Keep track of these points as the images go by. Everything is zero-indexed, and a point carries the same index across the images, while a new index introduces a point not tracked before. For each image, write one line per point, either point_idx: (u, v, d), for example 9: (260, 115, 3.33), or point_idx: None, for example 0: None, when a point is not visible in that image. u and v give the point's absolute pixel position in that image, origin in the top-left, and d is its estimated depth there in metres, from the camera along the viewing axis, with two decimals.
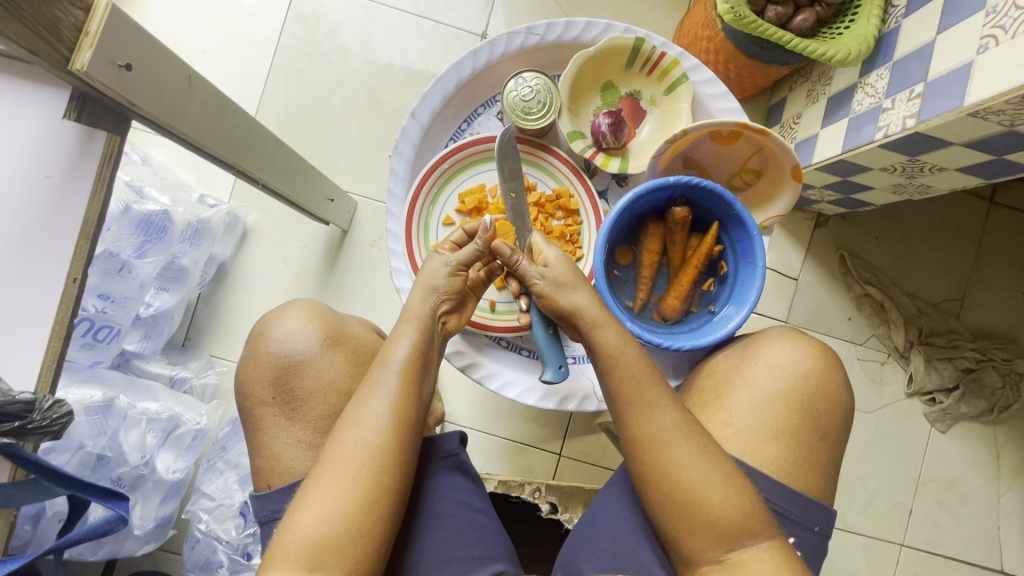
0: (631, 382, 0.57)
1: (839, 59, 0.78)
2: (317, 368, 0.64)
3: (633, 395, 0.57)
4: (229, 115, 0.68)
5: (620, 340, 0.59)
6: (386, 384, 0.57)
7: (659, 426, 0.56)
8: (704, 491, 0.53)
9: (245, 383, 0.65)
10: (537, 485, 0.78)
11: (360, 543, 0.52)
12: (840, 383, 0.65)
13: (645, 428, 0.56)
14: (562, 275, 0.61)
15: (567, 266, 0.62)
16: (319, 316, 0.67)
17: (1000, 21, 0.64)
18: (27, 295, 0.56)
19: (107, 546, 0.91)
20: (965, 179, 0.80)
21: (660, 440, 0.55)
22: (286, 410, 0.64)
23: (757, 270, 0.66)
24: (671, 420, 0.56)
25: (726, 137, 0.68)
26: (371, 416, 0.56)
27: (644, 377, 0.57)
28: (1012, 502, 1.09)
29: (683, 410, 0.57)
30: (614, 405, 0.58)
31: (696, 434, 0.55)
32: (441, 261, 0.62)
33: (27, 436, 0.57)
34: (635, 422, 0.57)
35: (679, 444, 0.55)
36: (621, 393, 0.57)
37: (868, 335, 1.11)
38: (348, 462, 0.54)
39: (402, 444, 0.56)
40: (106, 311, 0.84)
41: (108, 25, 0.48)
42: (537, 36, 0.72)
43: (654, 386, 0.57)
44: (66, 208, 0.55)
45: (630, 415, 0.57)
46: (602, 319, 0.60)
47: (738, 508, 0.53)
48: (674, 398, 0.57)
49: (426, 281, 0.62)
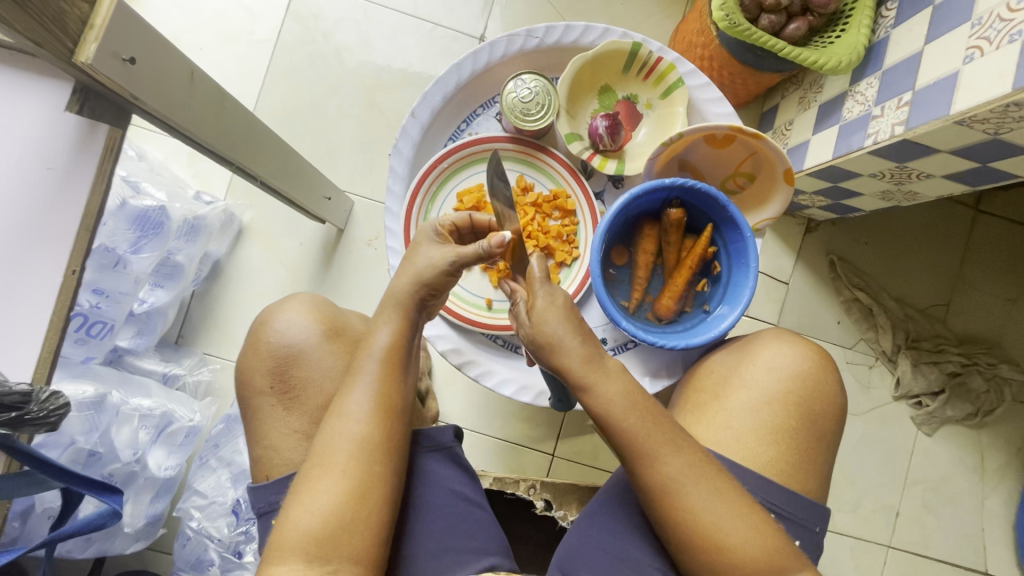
0: (630, 436, 0.55)
1: (830, 67, 0.80)
2: (316, 358, 0.65)
3: (634, 449, 0.55)
4: (229, 112, 0.68)
5: (616, 391, 0.56)
6: (367, 373, 0.57)
7: (666, 477, 0.54)
8: (724, 535, 0.53)
9: (245, 372, 0.65)
10: (532, 481, 0.79)
11: (358, 533, 0.53)
12: (834, 385, 0.66)
13: (653, 480, 0.55)
14: (551, 330, 0.57)
15: (561, 311, 0.57)
16: (318, 309, 0.68)
17: (984, 32, 0.66)
18: (25, 285, 0.56)
19: (96, 543, 0.90)
20: (951, 187, 0.82)
21: (671, 489, 0.54)
22: (283, 400, 0.64)
23: (750, 271, 0.67)
24: (678, 467, 0.54)
25: (720, 141, 0.70)
26: (355, 406, 0.56)
27: (641, 429, 0.55)
28: (996, 504, 1.11)
29: (688, 451, 0.55)
30: (619, 456, 0.57)
31: (704, 475, 0.55)
32: (441, 255, 0.60)
33: (24, 428, 0.58)
34: (641, 473, 0.55)
35: (692, 488, 0.54)
36: (631, 444, 0.55)
37: (857, 339, 1.13)
38: (335, 453, 0.54)
39: (387, 434, 0.56)
40: (100, 306, 0.84)
41: (113, 19, 0.49)
42: (537, 39, 0.73)
43: (660, 429, 0.55)
44: (67, 199, 0.55)
45: (635, 466, 0.56)
46: (592, 377, 0.57)
47: (761, 545, 0.54)
48: (679, 441, 0.55)
49: (414, 269, 0.60)
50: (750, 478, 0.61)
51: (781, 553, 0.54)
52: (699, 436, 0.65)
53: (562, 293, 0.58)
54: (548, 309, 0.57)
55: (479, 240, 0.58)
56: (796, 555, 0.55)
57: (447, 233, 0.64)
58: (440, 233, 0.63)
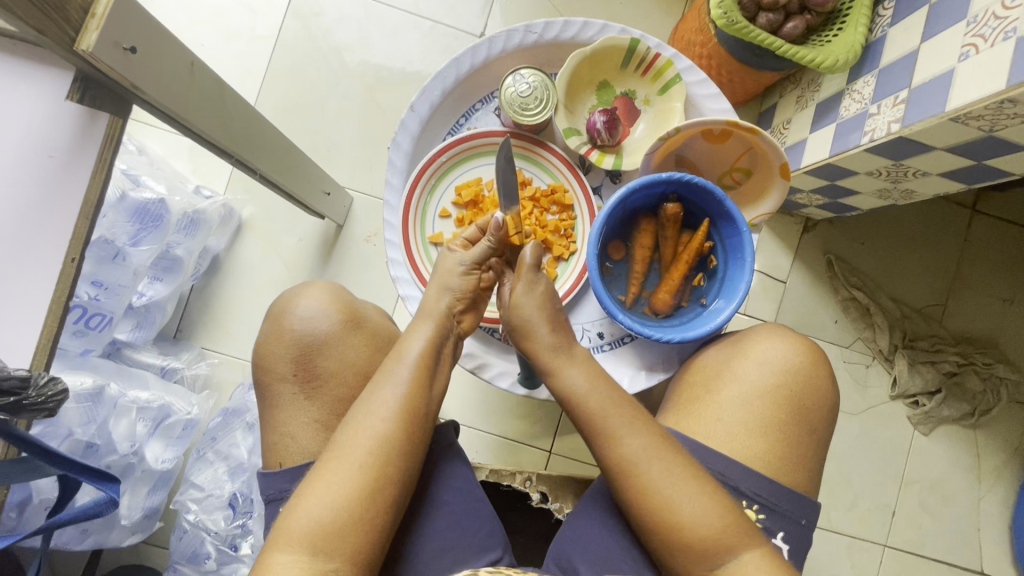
0: (590, 412, 0.58)
1: (827, 66, 0.80)
2: (339, 349, 0.65)
3: (596, 425, 0.58)
4: (230, 104, 0.69)
5: (579, 376, 0.60)
6: (397, 375, 0.58)
7: (624, 453, 0.56)
8: (675, 510, 0.54)
9: (267, 357, 0.66)
10: (528, 474, 0.79)
11: (360, 534, 0.53)
12: (827, 380, 0.66)
13: (612, 458, 0.57)
14: (525, 314, 0.62)
15: (540, 297, 0.62)
16: (338, 297, 0.68)
17: (980, 30, 0.66)
18: (24, 273, 0.56)
19: (93, 535, 0.90)
20: (946, 185, 0.83)
21: (628, 465, 0.56)
22: (305, 389, 0.64)
23: (745, 266, 0.67)
24: (634, 443, 0.56)
25: (717, 136, 0.70)
26: (382, 406, 0.57)
27: (603, 406, 0.58)
28: (992, 504, 1.11)
29: (646, 432, 0.57)
30: (585, 435, 0.60)
31: (661, 456, 0.55)
32: (455, 260, 0.64)
33: (22, 413, 0.57)
34: (604, 450, 0.57)
35: (647, 467, 0.55)
36: (590, 425, 0.58)
37: (854, 338, 1.13)
38: (357, 449, 0.55)
39: (411, 436, 0.57)
40: (99, 298, 0.84)
41: (114, 9, 0.49)
42: (535, 34, 0.74)
43: (619, 410, 0.58)
44: (68, 188, 0.56)
45: (596, 443, 0.58)
46: (558, 361, 0.61)
47: (712, 524, 0.53)
48: (640, 422, 0.57)
49: (440, 281, 0.64)
50: (737, 469, 0.61)
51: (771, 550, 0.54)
52: (690, 429, 0.66)
53: (544, 280, 0.63)
54: (529, 292, 0.62)
55: (484, 240, 0.63)
56: (755, 538, 0.54)
57: (463, 246, 0.67)
58: (456, 245, 0.66)
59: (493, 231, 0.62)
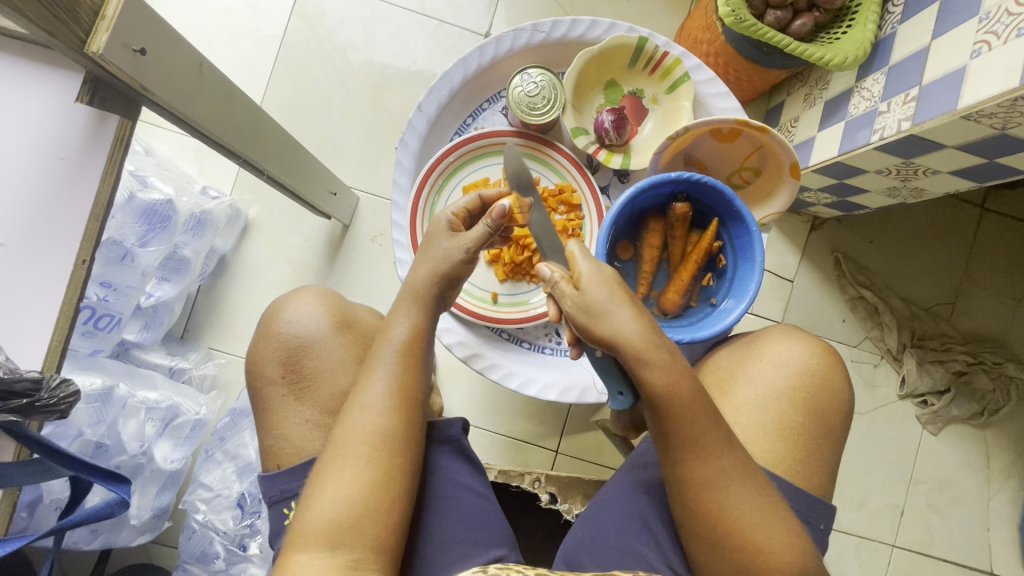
0: (687, 426, 0.53)
1: (836, 63, 0.80)
2: (326, 351, 0.65)
3: (689, 440, 0.53)
4: (238, 104, 0.69)
5: (671, 378, 0.52)
6: (385, 362, 0.57)
7: (714, 471, 0.54)
8: (759, 533, 0.54)
9: (256, 362, 0.66)
10: (537, 475, 0.78)
11: (379, 524, 0.53)
12: (842, 381, 0.66)
13: (697, 475, 0.54)
14: (598, 299, 0.53)
15: (604, 283, 0.54)
16: (329, 301, 0.68)
17: (992, 27, 0.66)
18: (34, 274, 0.56)
19: (103, 535, 0.91)
20: (957, 182, 0.82)
21: (714, 485, 0.54)
22: (294, 391, 0.64)
23: (755, 265, 0.67)
24: (727, 465, 0.54)
25: (726, 135, 0.70)
26: (376, 398, 0.56)
27: (700, 420, 0.53)
28: (1002, 503, 1.11)
29: (736, 452, 0.54)
30: (664, 442, 0.55)
31: (748, 477, 0.54)
32: (455, 244, 0.61)
33: (35, 415, 0.58)
34: (689, 464, 0.54)
35: (735, 487, 0.54)
36: (680, 437, 0.53)
37: (862, 337, 1.13)
38: (358, 444, 0.54)
39: (408, 423, 0.57)
40: (107, 299, 0.85)
41: (124, 10, 0.49)
42: (543, 33, 0.73)
43: (713, 429, 0.53)
44: (78, 190, 0.56)
45: (681, 457, 0.54)
46: (653, 356, 0.52)
47: (793, 547, 0.54)
48: (730, 439, 0.54)
49: (432, 261, 0.61)
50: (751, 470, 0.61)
51: (791, 547, 0.54)
52: None
53: (608, 265, 0.56)
54: (597, 279, 0.54)
55: (482, 221, 0.61)
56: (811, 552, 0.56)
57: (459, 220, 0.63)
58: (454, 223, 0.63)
59: (495, 216, 0.59)
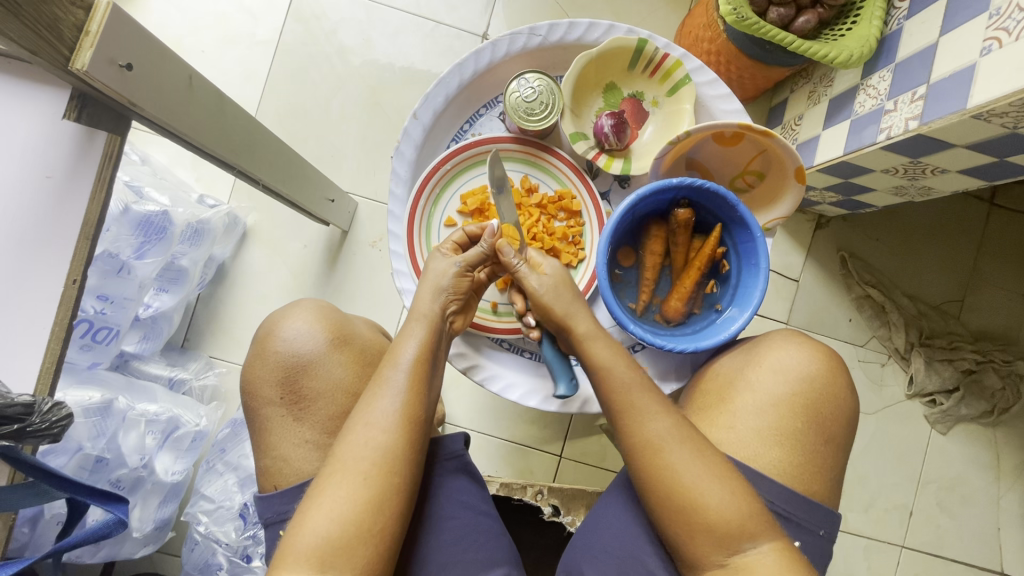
0: (617, 391, 0.59)
1: (841, 61, 0.78)
2: (325, 368, 0.64)
3: (626, 401, 0.58)
4: (230, 115, 0.68)
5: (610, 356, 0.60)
6: (395, 382, 0.56)
7: (651, 433, 0.56)
8: (699, 495, 0.53)
9: (253, 382, 0.65)
10: (539, 488, 0.76)
11: (369, 545, 0.52)
12: (845, 387, 0.64)
13: (639, 438, 0.56)
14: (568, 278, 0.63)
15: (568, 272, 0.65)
16: (326, 316, 0.66)
17: (1003, 23, 0.64)
18: (26, 295, 0.56)
19: (106, 549, 0.90)
20: (966, 180, 0.80)
21: (659, 446, 0.55)
22: (294, 410, 0.63)
23: (760, 272, 0.66)
24: (664, 425, 0.56)
25: (729, 139, 0.68)
26: (382, 415, 0.55)
27: (635, 384, 0.59)
28: (1012, 502, 1.09)
29: (672, 415, 0.57)
30: (609, 413, 0.59)
31: (686, 439, 0.55)
32: (448, 262, 0.63)
33: (27, 439, 0.57)
34: (633, 430, 0.57)
35: (674, 449, 0.55)
36: (615, 403, 0.59)
37: (869, 336, 1.11)
38: (358, 461, 0.53)
39: (411, 444, 0.56)
40: (105, 312, 0.84)
41: (108, 25, 0.48)
42: (540, 36, 0.72)
43: (643, 392, 0.58)
44: (67, 210, 0.55)
45: (625, 421, 0.58)
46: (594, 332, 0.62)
47: (733, 508, 0.53)
48: (667, 406, 0.58)
49: (432, 282, 0.62)
50: (753, 476, 0.60)
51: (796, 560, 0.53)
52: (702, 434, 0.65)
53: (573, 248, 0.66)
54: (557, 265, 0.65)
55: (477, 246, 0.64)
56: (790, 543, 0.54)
57: (454, 251, 0.65)
58: (448, 249, 0.64)
59: (488, 237, 0.63)
